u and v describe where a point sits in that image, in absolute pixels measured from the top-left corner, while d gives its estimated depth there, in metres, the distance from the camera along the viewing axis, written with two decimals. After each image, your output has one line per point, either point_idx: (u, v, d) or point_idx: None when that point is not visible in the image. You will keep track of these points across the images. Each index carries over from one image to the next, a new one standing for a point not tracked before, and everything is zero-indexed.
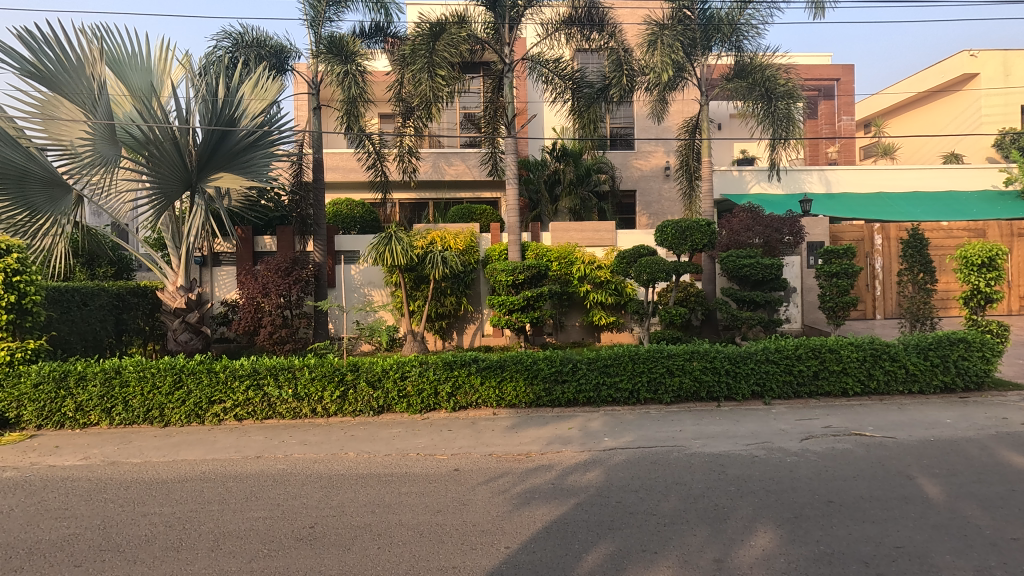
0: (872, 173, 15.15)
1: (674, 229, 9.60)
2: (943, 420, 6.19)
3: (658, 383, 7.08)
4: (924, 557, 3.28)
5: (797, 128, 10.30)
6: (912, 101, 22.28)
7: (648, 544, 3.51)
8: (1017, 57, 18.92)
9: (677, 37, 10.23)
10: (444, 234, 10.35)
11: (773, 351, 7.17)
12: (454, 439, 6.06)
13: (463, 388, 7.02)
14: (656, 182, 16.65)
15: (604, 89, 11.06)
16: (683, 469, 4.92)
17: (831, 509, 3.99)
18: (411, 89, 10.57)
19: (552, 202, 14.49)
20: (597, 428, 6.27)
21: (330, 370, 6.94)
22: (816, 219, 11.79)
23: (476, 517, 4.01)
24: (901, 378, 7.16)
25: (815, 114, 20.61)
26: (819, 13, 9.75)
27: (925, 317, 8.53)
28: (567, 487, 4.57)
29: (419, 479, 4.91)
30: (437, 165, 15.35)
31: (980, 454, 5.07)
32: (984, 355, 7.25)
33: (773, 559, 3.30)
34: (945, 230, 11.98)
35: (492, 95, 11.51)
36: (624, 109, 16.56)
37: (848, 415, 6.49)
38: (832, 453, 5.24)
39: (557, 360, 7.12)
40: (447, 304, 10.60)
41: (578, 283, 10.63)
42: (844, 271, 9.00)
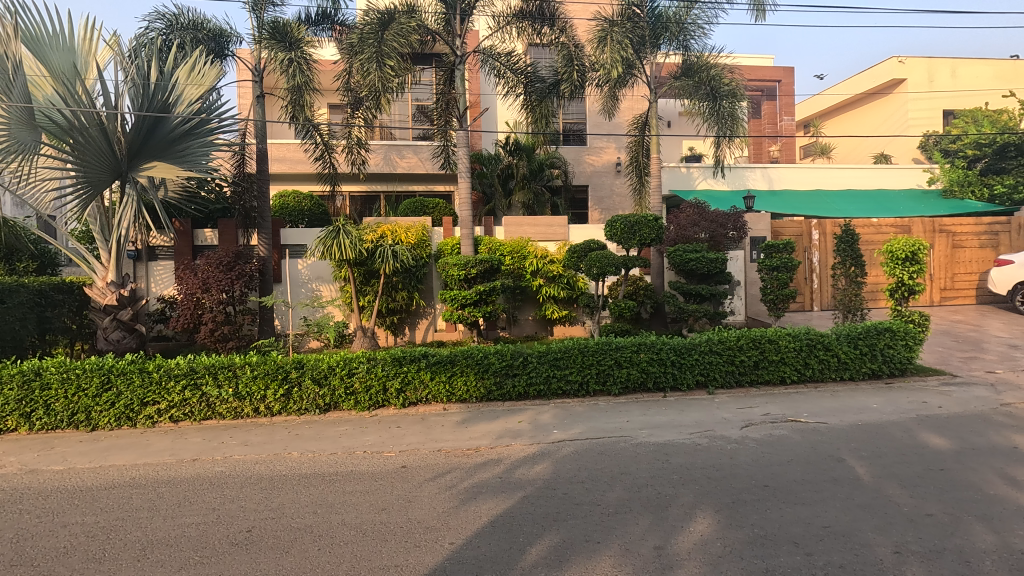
0: (810, 172, 15.85)
1: (622, 223, 9.78)
2: (871, 405, 6.55)
3: (606, 375, 7.19)
4: (849, 535, 3.46)
5: (740, 127, 10.63)
6: (846, 103, 23.46)
7: (592, 535, 3.56)
8: (941, 65, 20.20)
9: (627, 34, 10.36)
10: (395, 228, 10.19)
11: (716, 343, 7.40)
12: (403, 436, 5.97)
13: (412, 384, 6.93)
14: (608, 177, 16.90)
15: (556, 85, 11.12)
16: (628, 459, 5.02)
17: (766, 493, 4.15)
18: (359, 79, 10.27)
19: (505, 196, 14.51)
20: (547, 421, 6.32)
21: (273, 368, 6.72)
22: (760, 215, 12.16)
23: (422, 514, 3.97)
24: (833, 366, 7.53)
25: (758, 114, 21.43)
26: (761, 16, 10.07)
27: (856, 308, 8.97)
28: (515, 481, 4.58)
29: (365, 477, 4.82)
30: (388, 157, 15.07)
31: (903, 436, 5.40)
32: (907, 344, 7.71)
33: (710, 543, 3.41)
34: (874, 227, 12.69)
35: (444, 86, 11.33)
36: (576, 104, 16.77)
37: (786, 403, 6.78)
38: (769, 439, 5.46)
39: (508, 354, 7.11)
40: (398, 299, 10.44)
41: (531, 277, 10.64)
42: (784, 265, 9.37)
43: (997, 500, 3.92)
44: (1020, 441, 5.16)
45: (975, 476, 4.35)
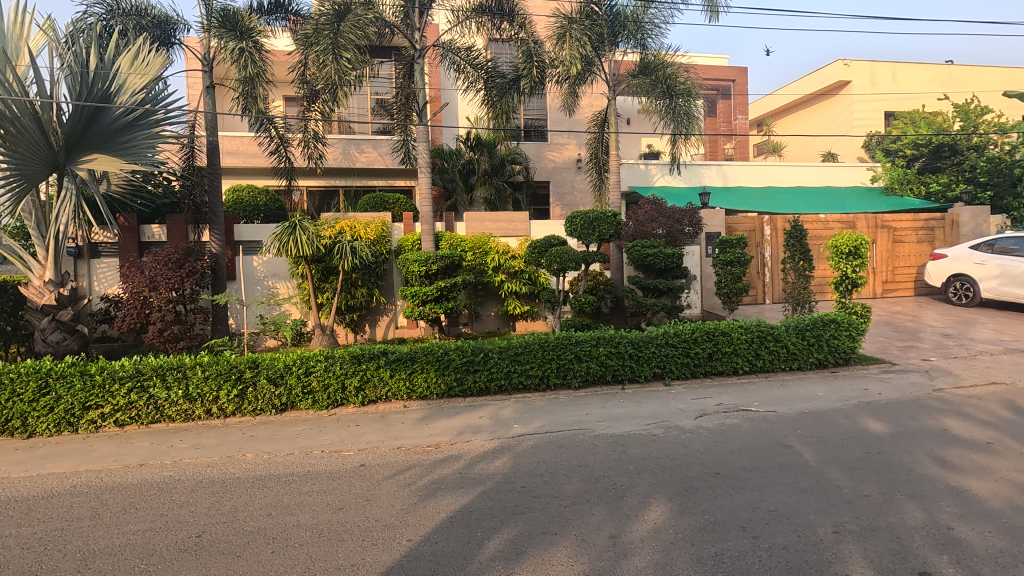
0: (762, 170, 16.43)
1: (582, 219, 9.93)
2: (817, 393, 6.86)
3: (566, 369, 7.28)
4: (793, 517, 3.62)
5: (696, 125, 10.90)
6: (795, 104, 24.34)
7: (549, 526, 3.62)
8: (882, 68, 21.18)
9: (586, 31, 10.44)
10: (353, 223, 10.02)
11: (672, 336, 7.60)
12: (362, 435, 5.90)
13: (372, 382, 6.86)
14: (569, 173, 17.04)
15: (516, 80, 11.14)
16: (587, 451, 5.11)
17: (717, 480, 4.30)
18: (315, 71, 10.02)
19: (467, 191, 14.50)
20: (507, 416, 6.35)
21: (225, 368, 6.52)
22: (714, 211, 12.45)
23: (381, 512, 3.95)
24: (782, 356, 7.84)
25: (713, 112, 22.00)
26: (715, 17, 10.32)
27: (805, 301, 9.33)
28: (474, 476, 4.60)
29: (322, 476, 4.74)
30: (347, 151, 14.81)
31: (845, 422, 5.68)
32: (851, 335, 8.08)
33: (663, 530, 3.51)
34: (822, 223, 13.22)
35: (403, 81, 11.24)
36: (536, 100, 16.85)
37: (739, 393, 7.02)
38: (721, 428, 5.64)
39: (469, 350, 7.12)
40: (358, 296, 10.28)
41: (492, 273, 10.66)
42: (737, 260, 9.68)
43: (927, 479, 4.17)
44: (950, 424, 5.51)
45: (909, 458, 4.61)
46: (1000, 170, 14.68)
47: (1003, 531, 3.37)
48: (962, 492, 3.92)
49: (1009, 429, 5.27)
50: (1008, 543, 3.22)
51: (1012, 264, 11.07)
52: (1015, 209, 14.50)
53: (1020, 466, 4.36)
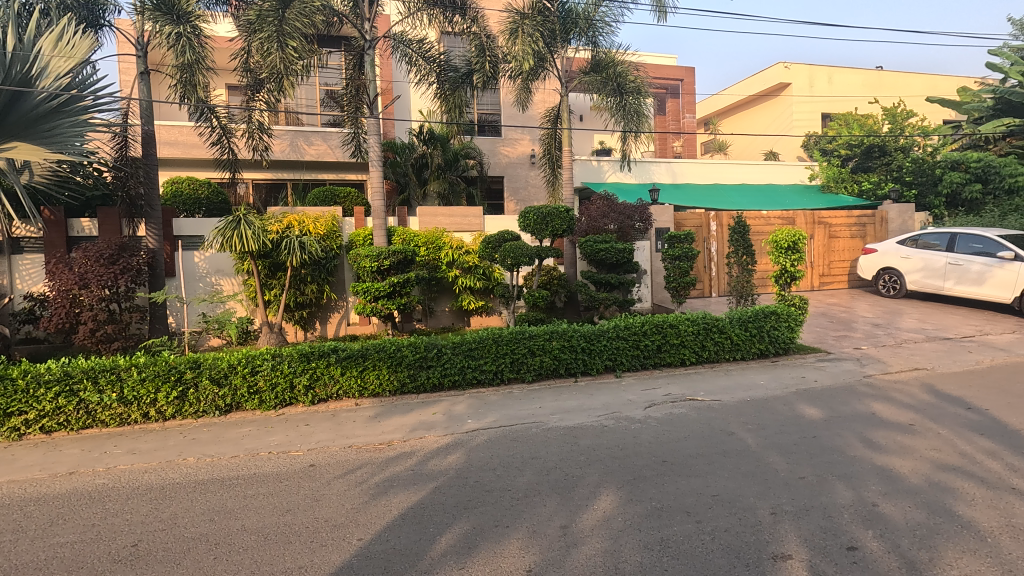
0: (709, 167, 16.97)
1: (535, 214, 9.96)
2: (759, 382, 7.18)
3: (520, 364, 7.33)
4: (734, 501, 3.79)
5: (645, 123, 11.14)
6: (739, 104, 25.26)
7: (501, 519, 3.64)
8: (819, 72, 22.23)
9: (538, 27, 10.48)
10: (302, 217, 9.73)
11: (623, 329, 7.77)
12: (312, 434, 5.76)
13: (322, 380, 6.70)
14: (523, 169, 17.11)
15: (469, 75, 11.08)
16: (539, 444, 5.17)
17: (665, 468, 4.44)
18: (259, 60, 9.65)
19: (420, 186, 14.35)
20: (461, 411, 6.34)
21: (164, 369, 6.23)
22: (664, 207, 12.78)
23: (330, 512, 3.87)
24: (727, 347, 8.15)
25: (663, 110, 22.54)
26: (663, 17, 10.56)
27: (747, 294, 9.73)
28: (427, 472, 4.58)
29: (269, 478, 4.60)
30: (295, 144, 14.35)
31: (784, 409, 5.97)
32: (790, 325, 8.48)
33: (612, 518, 3.60)
34: (764, 219, 13.78)
35: (354, 72, 11.00)
36: (490, 95, 16.82)
37: (686, 383, 7.26)
38: (669, 418, 5.82)
39: (421, 346, 7.06)
40: (307, 292, 10.01)
41: (446, 268, 10.59)
42: (685, 255, 9.97)
43: (856, 460, 4.45)
44: (877, 408, 5.88)
45: (840, 441, 4.90)
46: (923, 170, 15.69)
47: (921, 505, 3.64)
48: (887, 471, 4.19)
49: (929, 411, 5.67)
50: (926, 516, 3.48)
51: (933, 258, 11.86)
52: (936, 207, 15.51)
53: (938, 445, 4.70)
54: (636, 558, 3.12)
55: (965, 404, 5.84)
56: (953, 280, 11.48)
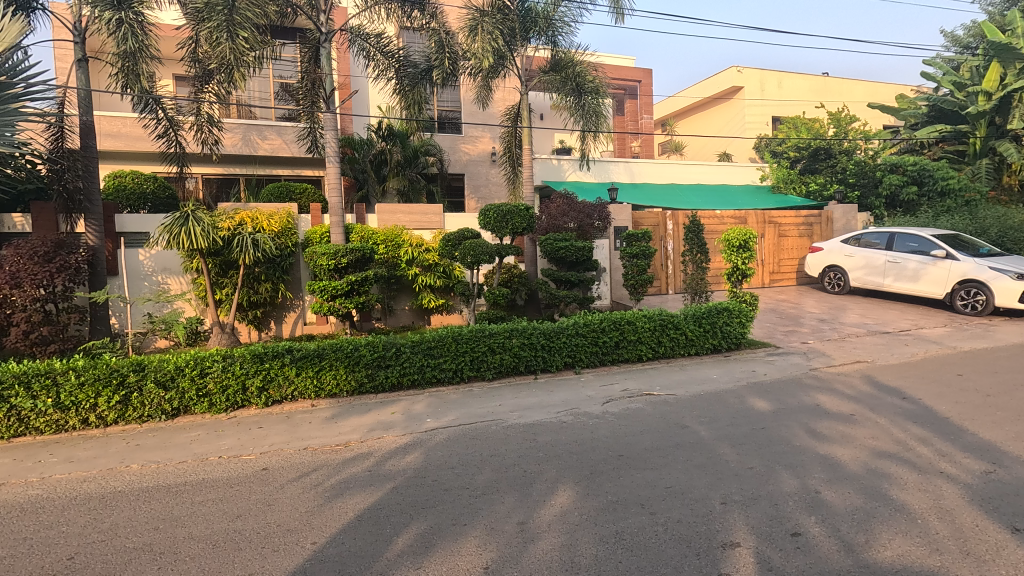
0: (666, 167, 17.35)
1: (495, 212, 9.95)
2: (712, 376, 7.40)
3: (480, 362, 7.32)
4: (686, 492, 3.89)
5: (604, 123, 11.28)
6: (695, 106, 25.92)
7: (459, 518, 3.63)
8: (770, 76, 23.05)
9: (497, 25, 10.46)
10: (255, 214, 9.44)
11: (582, 326, 7.88)
12: (265, 437, 5.60)
13: (276, 381, 6.52)
14: (483, 166, 17.07)
15: (428, 71, 10.97)
16: (498, 441, 5.18)
17: (621, 461, 4.53)
18: (207, 49, 9.27)
19: (379, 182, 14.14)
20: (420, 411, 6.29)
21: (105, 372, 5.93)
22: (622, 206, 13.00)
23: (283, 516, 3.77)
24: (682, 343, 8.37)
25: (621, 111, 22.91)
26: (621, 19, 10.71)
27: (702, 291, 9.99)
28: (384, 473, 4.52)
29: (220, 484, 4.45)
30: (247, 138, 13.89)
31: (735, 402, 6.17)
32: (741, 321, 8.77)
33: (569, 513, 3.65)
34: (717, 218, 14.20)
35: (309, 65, 10.73)
36: (450, 92, 16.72)
37: (642, 378, 7.42)
38: (626, 413, 5.94)
39: (379, 345, 6.96)
40: (261, 291, 9.72)
41: (406, 266, 10.47)
42: (642, 253, 10.17)
43: (801, 450, 4.64)
44: (822, 399, 6.16)
45: (787, 431, 5.11)
46: (865, 173, 16.48)
47: (860, 491, 3.83)
48: (829, 459, 4.40)
49: (868, 402, 5.97)
50: (863, 501, 3.67)
51: (874, 256, 12.48)
52: (877, 207, 16.29)
53: (876, 434, 4.96)
54: (591, 551, 3.17)
55: (900, 394, 6.19)
56: (892, 277, 12.10)
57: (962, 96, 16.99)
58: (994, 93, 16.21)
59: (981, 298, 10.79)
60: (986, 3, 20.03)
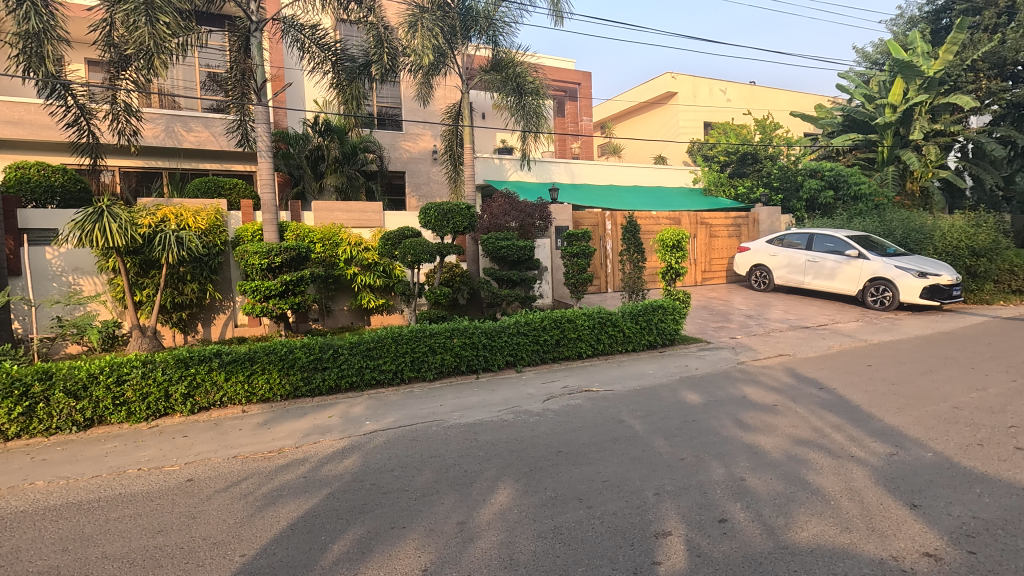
0: (604, 169, 17.81)
1: (435, 211, 9.86)
2: (648, 371, 7.66)
3: (420, 362, 7.23)
4: (622, 485, 4.01)
5: (544, 124, 11.42)
6: (632, 110, 26.68)
7: (398, 521, 3.58)
8: (701, 83, 24.05)
9: (437, 22, 10.33)
10: (178, 211, 8.93)
11: (523, 324, 7.94)
12: (191, 446, 5.31)
13: (203, 387, 6.18)
14: (424, 165, 16.87)
15: (367, 66, 10.76)
16: (439, 442, 5.13)
17: (560, 457, 4.60)
18: (123, 33, 8.64)
19: (316, 179, 13.70)
20: (359, 413, 6.15)
21: (5, 382, 5.44)
22: (563, 206, 13.20)
23: (208, 529, 3.58)
24: (619, 340, 8.61)
25: (562, 112, 23.28)
26: (560, 21, 10.86)
27: (638, 289, 10.31)
28: (320, 478, 4.38)
29: (139, 498, 4.17)
30: (171, 129, 13.08)
31: (669, 396, 6.42)
32: (675, 318, 9.11)
33: (508, 511, 3.67)
34: (653, 219, 14.68)
35: (239, 54, 10.23)
36: (390, 88, 16.44)
37: (582, 375, 7.58)
38: (566, 409, 6.04)
39: (316, 347, 6.74)
40: (187, 292, 9.18)
41: (344, 266, 10.20)
42: (583, 252, 10.38)
43: (728, 440, 4.89)
44: (748, 391, 6.52)
45: (716, 423, 5.37)
46: (787, 177, 17.53)
47: (780, 477, 4.08)
48: (753, 448, 4.66)
49: (789, 392, 6.36)
50: (783, 486, 3.91)
51: (795, 255, 13.31)
52: (798, 210, 17.37)
53: (796, 422, 5.30)
54: (530, 547, 3.21)
55: (818, 385, 6.64)
56: (811, 276, 12.94)
57: (871, 108, 18.37)
58: (898, 106, 17.53)
59: (888, 295, 11.76)
60: (892, 22, 21.73)
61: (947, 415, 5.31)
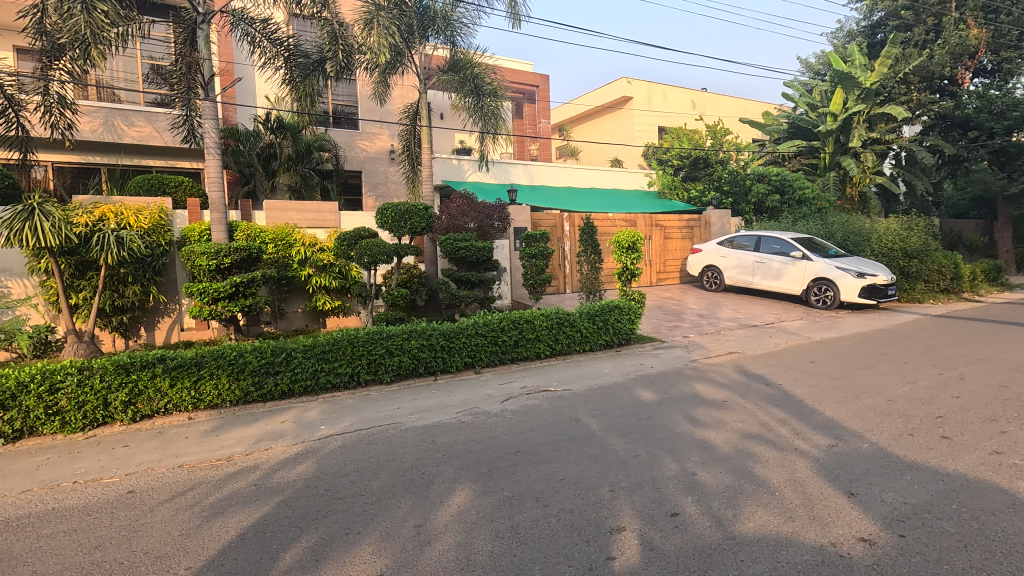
0: (561, 171, 18.01)
1: (392, 211, 9.72)
2: (604, 370, 7.80)
3: (377, 364, 7.12)
4: (578, 483, 4.07)
5: (502, 125, 11.45)
6: (589, 113, 27.11)
7: (353, 526, 3.53)
8: (656, 89, 24.67)
9: (394, 20, 10.20)
10: (119, 209, 8.44)
11: (482, 325, 7.94)
12: (133, 456, 5.06)
13: (145, 394, 5.91)
14: (382, 164, 16.64)
15: (321, 62, 10.53)
16: (396, 445, 5.07)
17: (518, 457, 4.63)
18: (57, 21, 8.15)
19: (268, 177, 13.31)
20: (313, 418, 6.01)
21: None
22: (521, 208, 13.27)
23: (151, 543, 3.43)
24: (577, 340, 8.73)
25: (520, 114, 23.42)
26: (518, 24, 10.91)
27: (595, 290, 10.47)
28: (272, 486, 4.26)
29: (75, 512, 3.95)
30: (110, 123, 12.45)
31: (625, 394, 6.56)
32: (631, 318, 9.31)
33: (466, 513, 3.67)
34: (610, 220, 14.94)
35: (185, 47, 9.81)
36: (345, 86, 16.14)
37: (540, 374, 7.65)
38: (524, 409, 6.07)
39: (268, 350, 6.54)
40: (128, 294, 8.75)
41: (298, 267, 9.94)
42: (541, 253, 10.46)
43: (681, 436, 5.03)
44: (699, 388, 6.73)
45: (669, 420, 5.52)
46: (737, 182, 18.18)
47: (729, 470, 4.23)
48: (704, 443, 4.82)
49: (738, 389, 6.61)
50: (732, 479, 4.06)
51: (744, 257, 13.81)
52: (746, 213, 18.03)
53: (744, 417, 5.51)
54: (487, 547, 3.22)
55: (765, 381, 6.92)
56: (759, 276, 13.47)
57: (815, 116, 19.27)
58: (839, 115, 18.45)
59: (830, 294, 12.36)
60: (833, 35, 22.86)
61: (883, 407, 5.63)
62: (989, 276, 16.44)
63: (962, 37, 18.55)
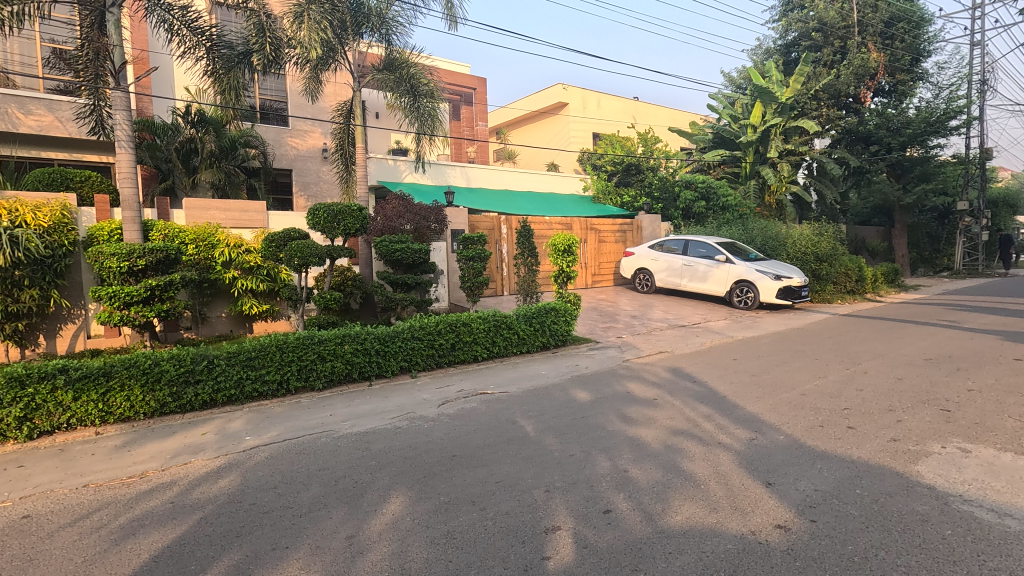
0: (499, 174, 18.11)
1: (325, 211, 9.40)
2: (541, 372, 7.89)
3: (308, 371, 6.86)
4: (514, 485, 4.10)
5: (439, 126, 11.36)
6: (526, 118, 27.49)
7: (279, 541, 3.37)
8: (591, 96, 25.34)
9: (326, 15, 9.90)
10: (13, 206, 7.70)
11: (418, 329, 7.82)
12: (29, 477, 4.60)
13: (44, 408, 5.39)
14: (314, 163, 16.08)
15: (247, 55, 10.04)
16: (327, 454, 4.90)
17: (454, 462, 4.59)
18: None
19: (188, 174, 12.59)
20: (237, 429, 5.70)
21: None
22: (458, 209, 13.21)
23: (48, 572, 3.13)
24: (514, 342, 8.78)
25: (458, 116, 23.37)
26: (455, 26, 10.87)
27: (532, 292, 10.59)
28: (190, 503, 4.00)
29: None
30: (4, 110, 11.39)
31: (560, 394, 6.67)
32: (566, 320, 9.47)
33: (400, 520, 3.60)
34: (546, 223, 15.15)
35: (92, 31, 9.05)
36: (274, 80, 15.50)
37: (477, 377, 7.63)
38: (461, 413, 6.04)
39: (187, 358, 6.14)
40: (25, 300, 7.77)
41: (221, 269, 9.43)
42: (478, 255, 10.44)
43: (614, 434, 5.17)
44: (631, 387, 6.95)
45: (603, 419, 5.66)
46: (666, 188, 18.95)
47: (659, 465, 4.40)
48: (636, 440, 4.98)
49: (668, 387, 6.88)
50: (661, 475, 4.22)
51: (673, 260, 14.40)
52: (675, 218, 18.83)
53: (673, 414, 5.74)
54: (422, 554, 3.17)
55: (692, 379, 7.24)
56: (687, 279, 14.07)
57: (737, 127, 20.51)
58: (758, 127, 19.74)
59: (751, 295, 13.12)
60: (752, 52, 24.34)
61: (797, 401, 6.04)
62: (889, 279, 18.02)
63: (864, 60, 20.37)
